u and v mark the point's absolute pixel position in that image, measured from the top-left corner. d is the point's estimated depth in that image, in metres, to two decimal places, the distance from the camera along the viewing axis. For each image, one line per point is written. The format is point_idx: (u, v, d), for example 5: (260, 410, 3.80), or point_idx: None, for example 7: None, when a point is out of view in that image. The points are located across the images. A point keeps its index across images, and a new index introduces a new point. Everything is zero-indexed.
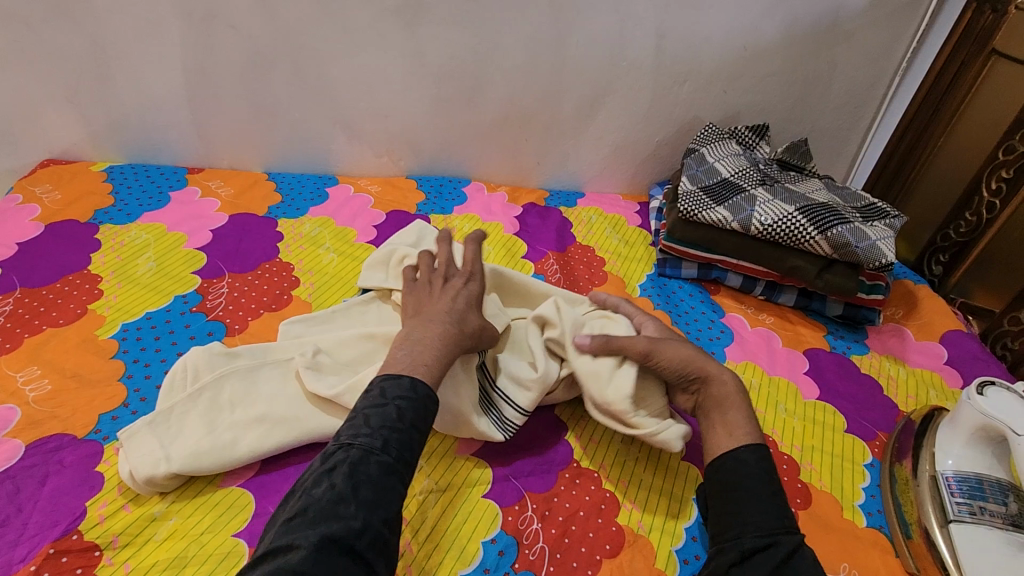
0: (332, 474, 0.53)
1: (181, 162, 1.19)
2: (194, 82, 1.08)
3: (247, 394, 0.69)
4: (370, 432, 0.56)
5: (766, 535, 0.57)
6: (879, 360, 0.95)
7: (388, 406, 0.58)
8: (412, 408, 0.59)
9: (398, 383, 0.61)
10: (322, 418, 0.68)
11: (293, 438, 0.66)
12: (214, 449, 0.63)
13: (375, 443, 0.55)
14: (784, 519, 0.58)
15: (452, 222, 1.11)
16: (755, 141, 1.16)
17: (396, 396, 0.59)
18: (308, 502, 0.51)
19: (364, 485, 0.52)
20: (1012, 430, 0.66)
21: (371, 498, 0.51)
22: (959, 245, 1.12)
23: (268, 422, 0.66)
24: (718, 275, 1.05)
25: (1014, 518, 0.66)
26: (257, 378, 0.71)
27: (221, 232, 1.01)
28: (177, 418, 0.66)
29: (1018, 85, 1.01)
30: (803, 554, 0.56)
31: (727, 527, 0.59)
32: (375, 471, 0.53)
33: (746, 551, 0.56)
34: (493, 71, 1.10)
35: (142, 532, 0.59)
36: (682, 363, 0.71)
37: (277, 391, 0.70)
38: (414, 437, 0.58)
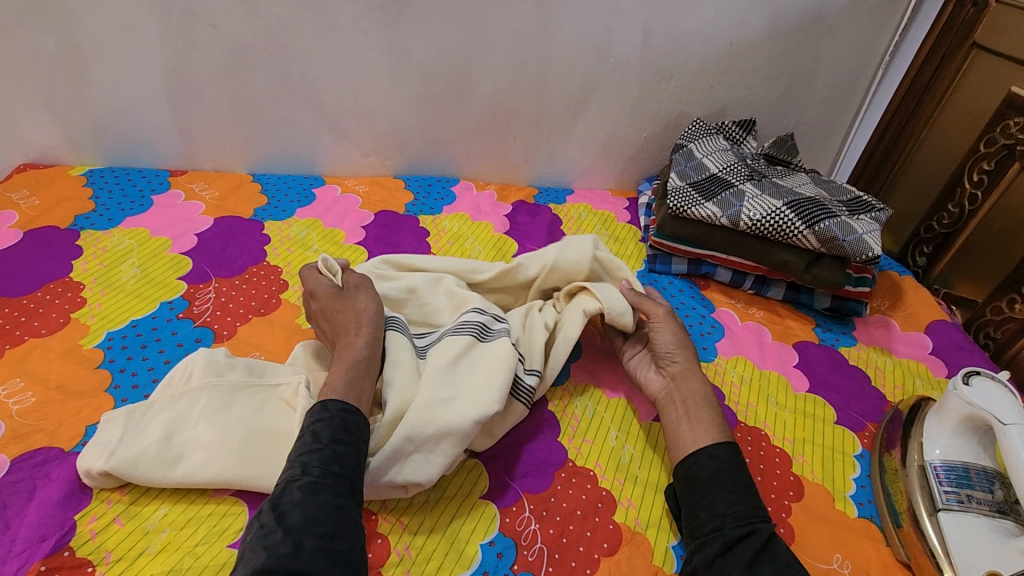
0: (262, 514, 0.53)
1: (162, 164, 1.16)
2: (175, 83, 1.05)
3: (217, 411, 0.66)
4: (291, 463, 0.56)
5: (743, 524, 0.60)
6: (867, 351, 0.97)
7: (305, 435, 0.59)
8: (328, 426, 0.59)
9: (313, 410, 0.61)
10: (273, 467, 0.63)
11: (228, 480, 0.61)
12: (157, 459, 0.62)
13: (295, 471, 0.55)
14: (758, 508, 0.62)
15: (441, 223, 1.10)
16: (742, 136, 1.17)
17: (311, 423, 0.59)
18: (244, 546, 0.51)
19: (290, 512, 0.52)
20: (998, 419, 0.67)
21: (298, 520, 0.52)
22: (942, 237, 1.11)
23: (222, 452, 0.63)
24: (708, 270, 1.06)
25: (999, 504, 0.67)
26: (238, 401, 0.67)
27: (207, 236, 0.99)
28: (147, 415, 0.65)
29: (999, 76, 1.01)
30: (780, 541, 0.59)
31: (705, 521, 0.62)
32: (298, 496, 0.53)
33: (728, 542, 0.59)
34: (480, 69, 1.09)
35: (135, 546, 0.58)
36: (672, 343, 0.78)
37: (246, 421, 0.66)
38: (338, 451, 0.57)
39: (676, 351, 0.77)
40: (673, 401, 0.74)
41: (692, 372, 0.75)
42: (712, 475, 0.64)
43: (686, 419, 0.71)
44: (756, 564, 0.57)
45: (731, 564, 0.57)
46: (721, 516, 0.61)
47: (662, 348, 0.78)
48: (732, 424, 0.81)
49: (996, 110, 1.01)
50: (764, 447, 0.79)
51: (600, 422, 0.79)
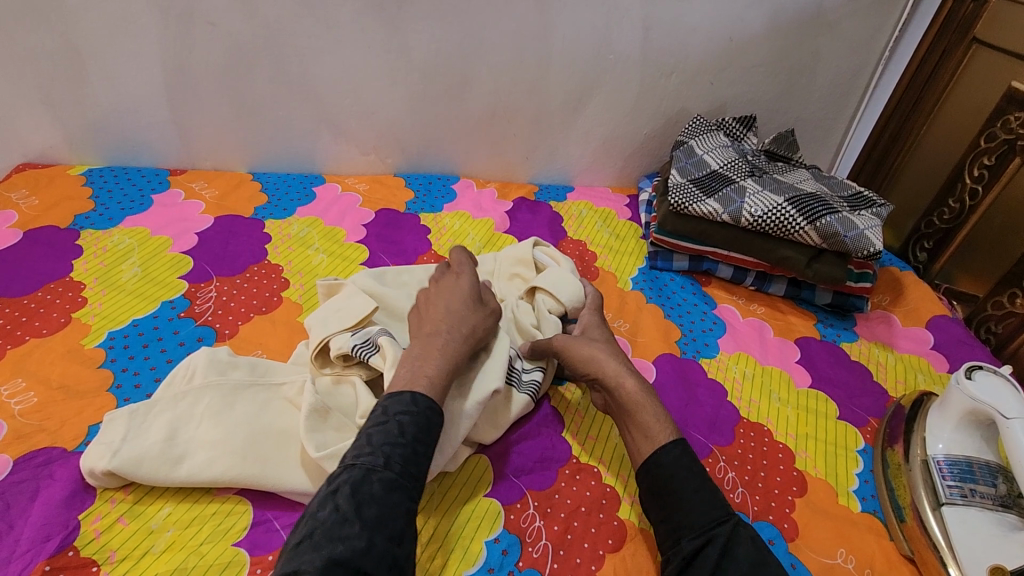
0: (337, 496, 0.53)
1: (162, 163, 1.16)
2: (174, 81, 1.05)
3: (220, 410, 0.66)
4: (372, 450, 0.56)
5: (699, 535, 0.59)
6: (869, 347, 0.97)
7: (389, 423, 0.58)
8: (414, 423, 0.59)
9: (398, 400, 0.61)
10: (276, 465, 0.63)
11: (231, 478, 0.61)
12: (161, 457, 0.61)
13: (378, 460, 0.55)
14: (714, 512, 0.60)
15: (442, 220, 1.10)
16: (742, 132, 1.17)
17: (398, 413, 0.59)
18: (314, 526, 0.51)
19: (368, 504, 0.52)
20: (1001, 413, 0.67)
21: (374, 516, 0.52)
22: (942, 232, 1.11)
23: (225, 450, 0.62)
24: (709, 266, 1.06)
25: (1003, 498, 0.67)
26: (240, 401, 0.67)
27: (207, 235, 0.99)
28: (151, 414, 0.65)
29: (998, 71, 1.01)
30: (741, 537, 0.59)
31: (666, 535, 0.61)
32: (378, 489, 0.53)
33: (686, 557, 0.58)
34: (479, 67, 1.09)
35: (140, 545, 0.58)
36: (585, 362, 0.74)
37: (249, 420, 0.66)
38: (417, 452, 0.58)
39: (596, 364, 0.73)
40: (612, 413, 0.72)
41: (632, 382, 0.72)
42: (664, 484, 0.63)
43: (627, 429, 0.69)
44: (720, 570, 0.56)
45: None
46: (679, 527, 0.60)
47: (578, 365, 0.75)
48: (735, 420, 0.81)
49: (997, 104, 1.01)
50: (766, 443, 0.79)
51: (604, 419, 0.79)
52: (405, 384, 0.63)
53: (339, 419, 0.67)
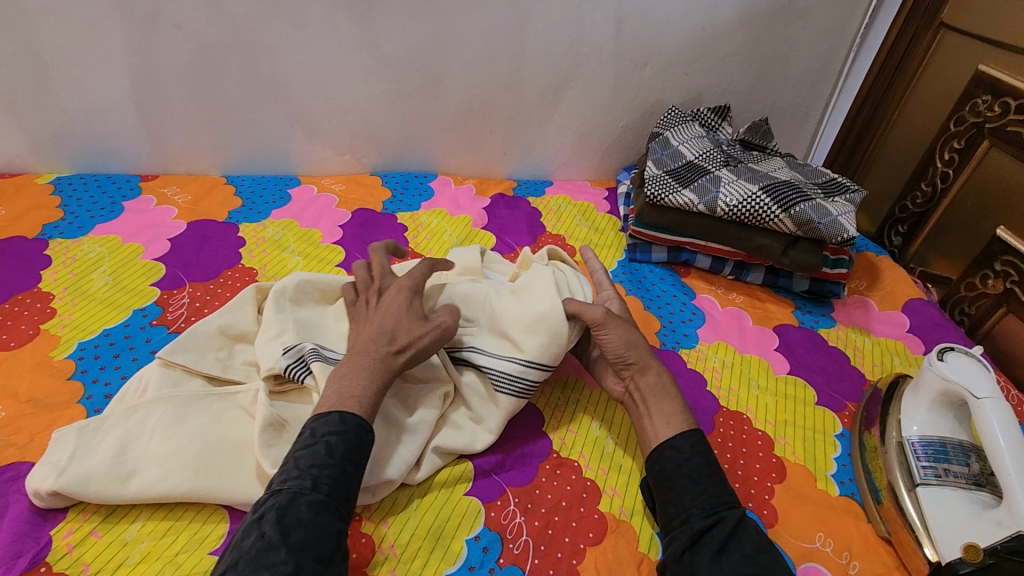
0: (262, 523, 0.51)
1: (133, 169, 1.14)
2: (140, 86, 1.03)
3: (173, 423, 0.65)
4: (300, 473, 0.54)
5: (709, 514, 0.59)
6: (846, 332, 0.98)
7: (316, 445, 0.56)
8: (343, 441, 0.57)
9: (326, 420, 0.58)
10: (229, 480, 0.62)
11: (183, 492, 0.60)
12: (110, 474, 0.60)
13: (304, 483, 0.54)
14: (725, 496, 0.61)
15: (419, 218, 1.10)
16: (717, 122, 1.17)
17: (326, 433, 0.57)
18: (238, 555, 0.49)
19: (295, 529, 0.51)
20: (972, 394, 0.67)
21: (302, 542, 0.50)
22: (916, 216, 1.11)
23: (177, 464, 0.62)
24: (688, 257, 1.06)
25: (976, 477, 0.68)
26: (193, 412, 0.66)
27: (180, 241, 0.97)
28: (100, 430, 0.64)
29: (964, 55, 1.02)
30: (748, 525, 0.59)
31: (673, 516, 0.61)
32: (305, 513, 0.52)
33: (695, 533, 0.58)
34: (453, 63, 1.08)
35: (114, 558, 0.57)
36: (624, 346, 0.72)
37: (203, 431, 0.65)
38: (347, 470, 0.56)
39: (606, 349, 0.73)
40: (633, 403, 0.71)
41: (647, 368, 0.72)
42: (674, 470, 0.63)
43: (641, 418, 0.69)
44: (725, 550, 0.56)
45: (699, 555, 0.56)
46: (687, 508, 0.60)
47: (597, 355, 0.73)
48: (715, 409, 0.82)
49: (965, 88, 1.01)
50: (745, 431, 0.79)
51: (584, 413, 0.79)
52: (333, 403, 0.60)
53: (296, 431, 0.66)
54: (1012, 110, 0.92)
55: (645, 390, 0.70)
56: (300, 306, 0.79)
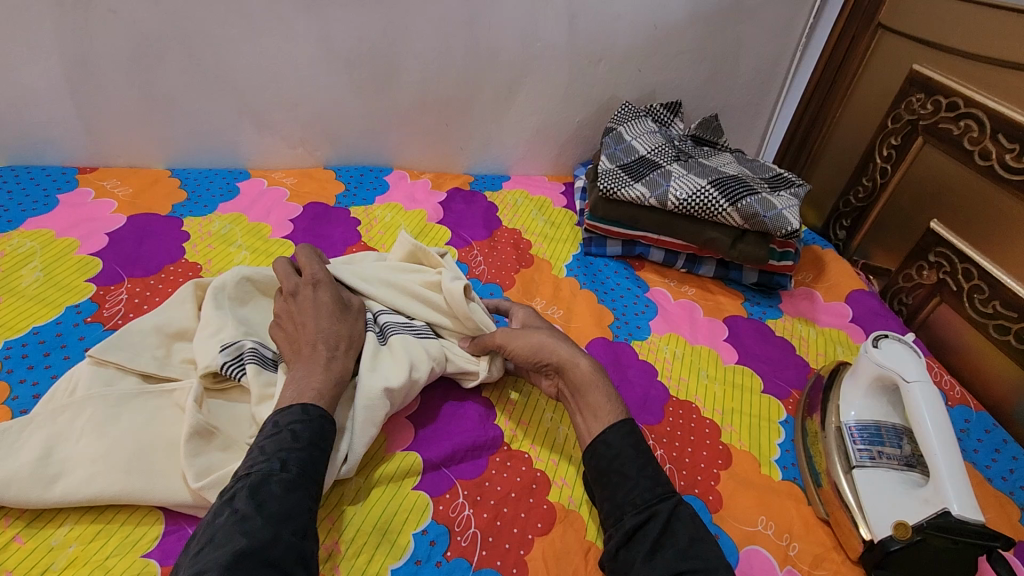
0: (234, 501, 0.52)
1: (70, 161, 1.09)
2: (76, 74, 0.99)
3: (103, 423, 0.62)
4: (267, 458, 0.55)
5: (641, 510, 0.59)
6: (792, 322, 1.01)
7: (282, 432, 0.57)
8: (308, 428, 0.59)
9: (288, 411, 0.60)
10: (160, 482, 0.59)
11: (111, 495, 0.58)
12: (33, 477, 0.58)
13: (274, 464, 0.54)
14: (657, 487, 0.61)
15: (373, 213, 1.08)
16: (669, 118, 1.19)
17: (290, 422, 0.58)
18: (212, 532, 0.49)
19: (269, 502, 0.52)
20: (903, 378, 0.70)
21: (279, 512, 0.51)
22: (858, 210, 1.15)
23: (106, 465, 0.59)
24: (642, 251, 1.08)
25: (907, 458, 0.71)
26: (124, 412, 0.64)
27: (119, 235, 0.94)
28: (25, 432, 0.61)
29: (899, 55, 1.06)
30: (681, 515, 0.59)
31: (608, 513, 0.61)
32: (277, 489, 0.53)
33: (629, 531, 0.58)
34: (405, 55, 1.07)
35: (38, 564, 0.55)
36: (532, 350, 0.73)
37: (134, 432, 0.62)
38: (315, 454, 0.58)
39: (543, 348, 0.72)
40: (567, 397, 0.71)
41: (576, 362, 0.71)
42: (607, 465, 0.63)
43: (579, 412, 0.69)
44: (658, 547, 0.56)
45: (633, 553, 0.57)
46: (621, 505, 0.60)
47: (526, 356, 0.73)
48: (665, 399, 0.83)
49: (901, 87, 1.05)
50: (694, 420, 0.81)
51: (536, 405, 0.79)
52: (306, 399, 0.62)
53: (227, 438, 0.64)
54: (944, 108, 0.96)
55: (578, 383, 0.69)
56: (241, 304, 0.77)
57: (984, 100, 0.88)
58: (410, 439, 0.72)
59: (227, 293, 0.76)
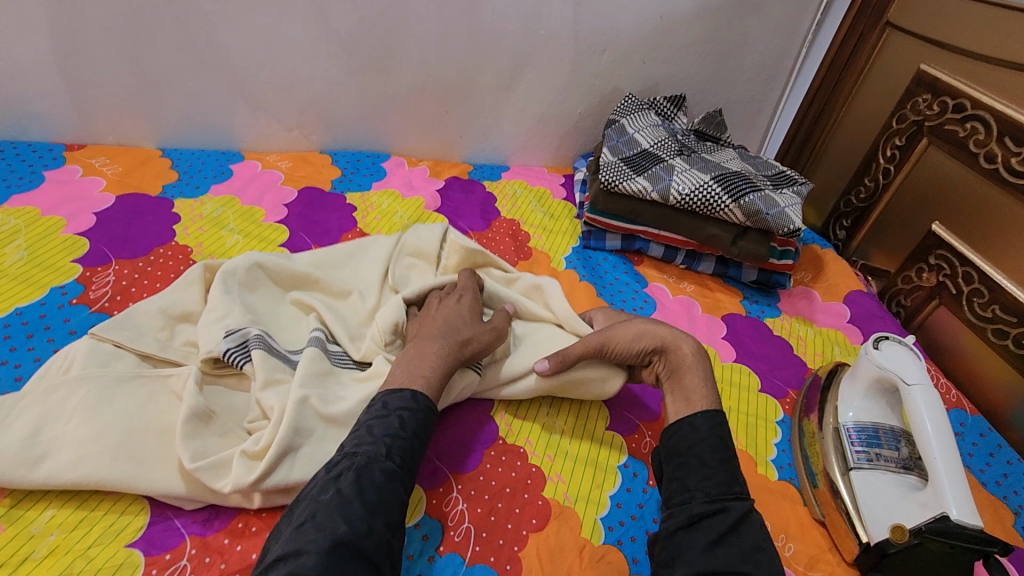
0: (339, 480, 0.52)
1: (56, 138, 1.06)
2: (64, 47, 0.95)
3: (96, 404, 0.60)
4: (374, 440, 0.56)
5: (713, 501, 0.58)
6: (790, 322, 1.00)
7: (391, 417, 0.58)
8: (414, 418, 0.59)
9: (399, 396, 0.60)
10: (147, 468, 0.58)
11: (98, 479, 0.56)
12: (18, 456, 0.55)
13: (379, 450, 0.55)
14: (735, 485, 0.60)
15: (369, 199, 1.06)
16: (673, 112, 1.17)
17: (399, 408, 0.59)
18: (316, 508, 0.50)
19: (370, 491, 0.52)
20: (903, 380, 0.69)
21: (377, 504, 0.51)
22: (859, 211, 1.15)
23: (95, 446, 0.57)
24: (641, 245, 1.07)
25: (904, 461, 0.70)
26: (118, 395, 0.62)
27: (107, 215, 0.91)
28: (16, 408, 0.59)
29: (907, 54, 1.05)
30: (752, 520, 0.58)
31: (675, 492, 0.61)
32: (380, 478, 0.53)
33: (694, 516, 0.57)
34: (406, 39, 1.05)
35: (17, 551, 0.53)
36: (636, 338, 0.72)
37: (128, 415, 0.61)
38: (417, 446, 0.58)
39: (645, 335, 0.72)
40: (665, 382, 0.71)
41: (672, 347, 0.71)
42: (687, 447, 0.63)
43: (672, 394, 0.69)
44: (723, 540, 0.55)
45: (693, 538, 0.56)
46: (692, 488, 0.60)
47: (629, 346, 0.72)
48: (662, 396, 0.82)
49: (908, 86, 1.04)
50: None
51: (532, 399, 0.78)
52: (405, 382, 0.63)
53: (224, 424, 0.63)
54: (950, 109, 0.95)
55: (676, 366, 0.70)
56: (249, 287, 0.75)
57: (991, 102, 0.88)
58: None
59: (236, 274, 0.74)
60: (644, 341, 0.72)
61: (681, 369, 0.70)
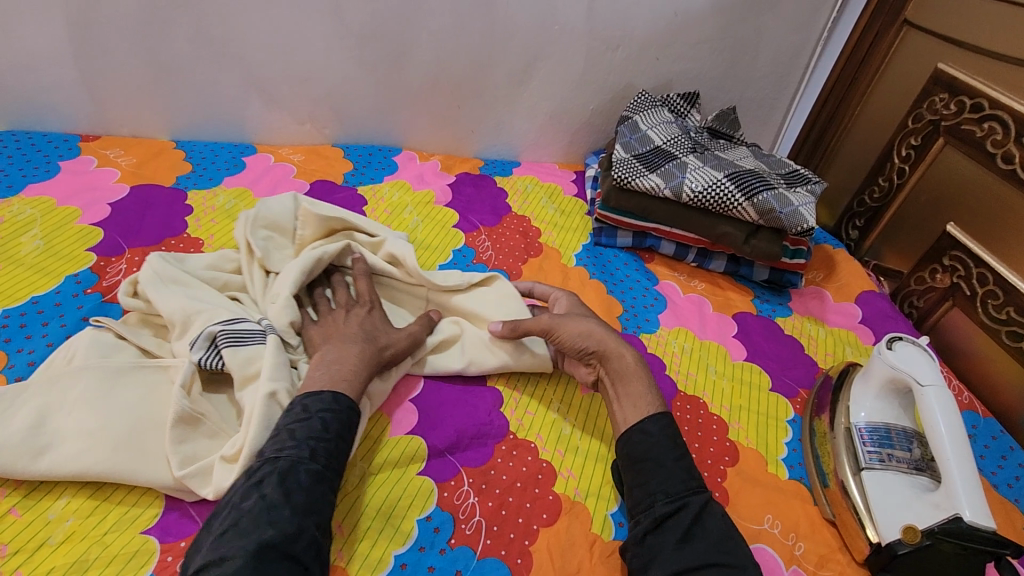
0: (261, 485, 0.52)
1: (72, 129, 1.07)
2: (79, 38, 0.96)
3: (96, 396, 0.61)
4: (296, 443, 0.55)
5: (673, 500, 0.59)
6: (801, 322, 1.00)
7: (312, 419, 0.58)
8: (337, 418, 0.59)
9: (319, 398, 0.60)
10: (145, 460, 0.58)
11: (99, 471, 0.56)
12: (21, 446, 0.56)
13: (303, 453, 0.55)
14: (690, 481, 0.61)
15: (380, 192, 1.06)
16: (686, 109, 1.17)
17: (320, 409, 0.59)
18: (239, 515, 0.50)
19: (296, 492, 0.52)
20: (917, 381, 0.69)
21: (303, 505, 0.52)
22: (872, 211, 1.14)
23: (96, 438, 0.58)
24: (652, 243, 1.06)
25: (916, 462, 0.70)
26: (119, 386, 0.62)
27: (122, 205, 0.92)
28: (20, 398, 0.60)
29: (924, 52, 1.04)
30: (712, 511, 0.59)
31: (638, 500, 0.60)
32: (305, 479, 0.53)
33: (657, 519, 0.58)
34: (419, 33, 1.04)
35: (34, 537, 0.54)
36: (580, 337, 0.72)
37: (129, 407, 0.61)
38: (342, 446, 0.58)
39: (589, 336, 0.72)
40: (606, 386, 0.71)
41: (614, 352, 0.70)
42: (643, 452, 0.63)
43: (616, 398, 0.69)
44: (688, 537, 0.57)
45: (662, 539, 0.57)
46: (653, 492, 0.60)
47: (572, 344, 0.72)
48: (672, 393, 0.82)
49: (925, 85, 1.03)
50: (701, 416, 0.80)
51: (543, 394, 0.78)
52: (325, 383, 0.62)
53: (215, 423, 0.62)
54: (967, 109, 0.94)
55: (620, 370, 0.69)
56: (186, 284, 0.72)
57: (1009, 101, 0.87)
58: (414, 423, 0.71)
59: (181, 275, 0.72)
60: (586, 342, 0.71)
61: (621, 373, 0.69)
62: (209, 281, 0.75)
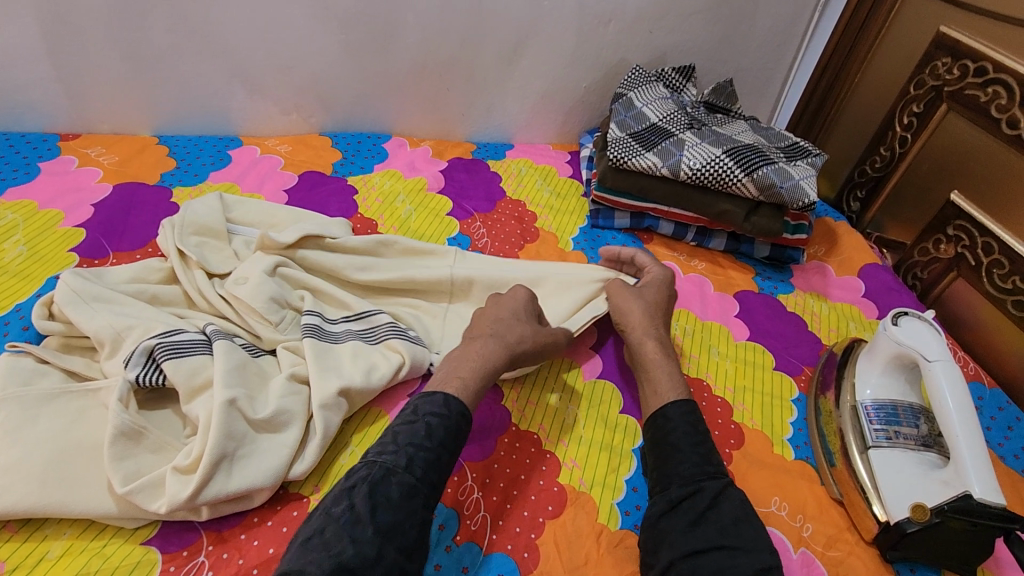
0: (353, 493, 0.51)
1: (50, 128, 1.04)
2: (52, 33, 0.92)
3: (18, 427, 0.57)
4: (396, 449, 0.54)
5: (687, 484, 0.58)
6: (804, 298, 0.98)
7: (418, 423, 0.57)
8: (443, 426, 0.57)
9: (431, 400, 0.59)
10: (75, 491, 0.55)
11: (29, 506, 0.54)
12: None
13: (400, 461, 0.53)
14: (706, 465, 0.60)
15: (371, 180, 1.04)
16: (682, 83, 1.14)
17: (429, 413, 0.58)
18: (327, 520, 0.49)
19: (383, 508, 0.50)
20: (924, 357, 0.68)
21: (388, 524, 0.49)
22: (874, 181, 1.12)
23: (21, 472, 0.55)
24: (650, 223, 1.04)
25: (924, 438, 0.69)
26: (39, 415, 0.59)
27: (105, 206, 0.89)
28: None
29: (925, 16, 1.01)
30: (730, 495, 0.58)
31: (657, 481, 0.61)
32: (395, 493, 0.51)
33: (672, 502, 0.58)
34: (406, 12, 1.01)
35: (32, 554, 0.54)
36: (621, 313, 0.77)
37: (55, 435, 0.58)
38: (443, 458, 0.56)
39: (628, 316, 0.77)
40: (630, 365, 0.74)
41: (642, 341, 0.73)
42: (662, 437, 0.64)
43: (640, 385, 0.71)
44: (702, 519, 0.56)
45: (673, 523, 0.56)
46: (670, 474, 0.60)
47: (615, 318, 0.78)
48: None
49: (926, 50, 1.00)
50: (706, 398, 0.79)
51: (545, 383, 0.77)
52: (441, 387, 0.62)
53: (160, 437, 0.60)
54: (971, 73, 0.92)
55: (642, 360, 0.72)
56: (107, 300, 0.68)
57: (1014, 64, 0.84)
58: None
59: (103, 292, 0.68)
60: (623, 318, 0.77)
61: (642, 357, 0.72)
62: (135, 294, 0.71)
